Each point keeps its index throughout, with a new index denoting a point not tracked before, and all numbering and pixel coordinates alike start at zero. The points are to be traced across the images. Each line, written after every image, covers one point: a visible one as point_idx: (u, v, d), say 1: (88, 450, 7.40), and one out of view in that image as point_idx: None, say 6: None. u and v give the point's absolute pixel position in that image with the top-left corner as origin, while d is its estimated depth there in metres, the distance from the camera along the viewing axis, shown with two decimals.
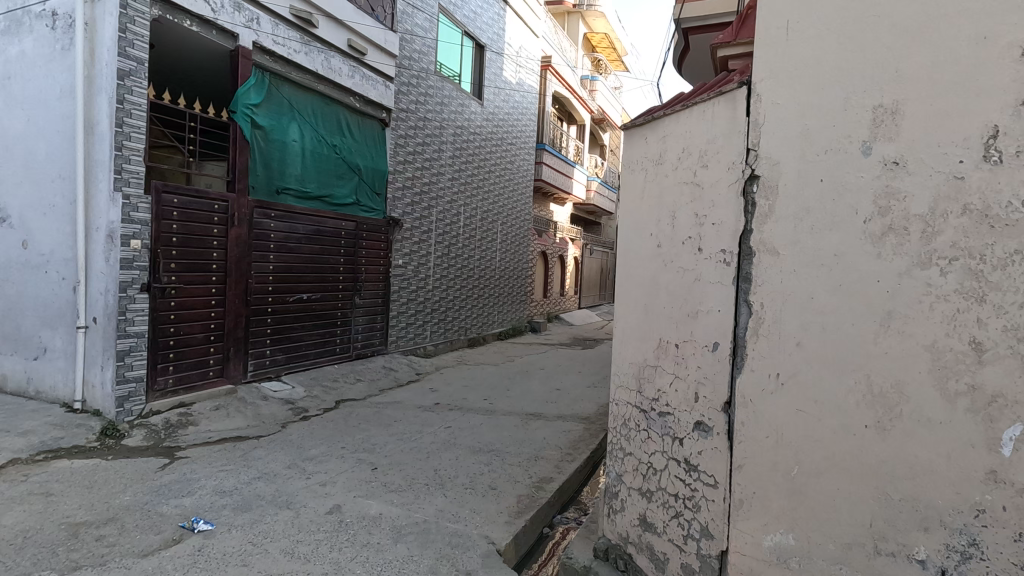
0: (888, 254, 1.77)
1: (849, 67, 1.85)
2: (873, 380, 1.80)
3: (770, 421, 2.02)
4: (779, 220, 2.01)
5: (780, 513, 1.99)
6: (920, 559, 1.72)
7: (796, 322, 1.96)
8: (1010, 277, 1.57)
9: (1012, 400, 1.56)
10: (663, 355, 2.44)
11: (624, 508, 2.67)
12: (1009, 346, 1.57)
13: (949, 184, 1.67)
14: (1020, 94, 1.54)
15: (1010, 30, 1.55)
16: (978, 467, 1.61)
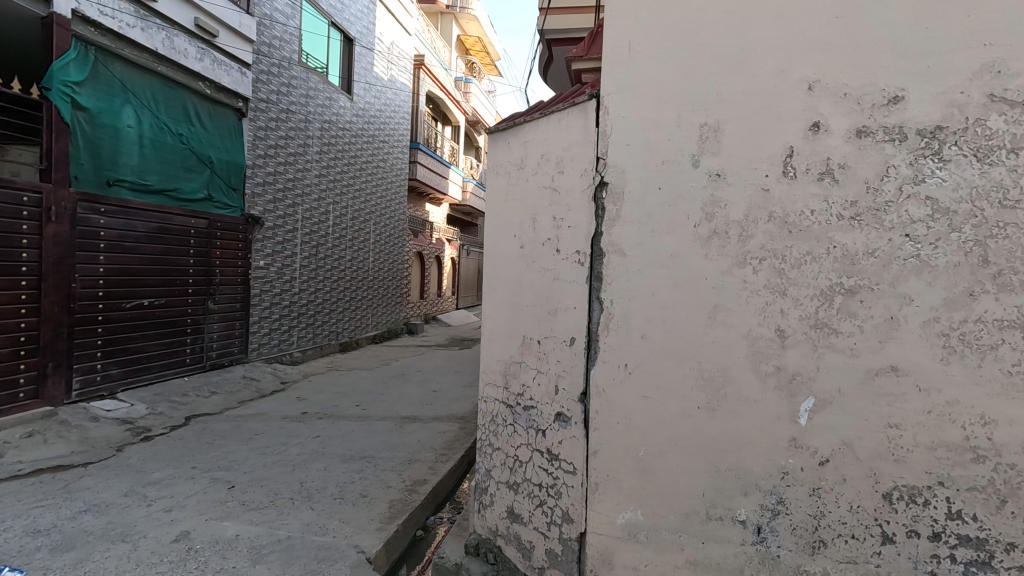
0: (714, 254, 2.03)
1: (682, 86, 2.08)
2: (704, 365, 2.04)
3: (620, 408, 2.19)
4: (625, 224, 2.18)
5: (631, 492, 2.18)
6: (741, 520, 2.02)
7: (641, 316, 2.15)
8: (804, 274, 1.93)
9: (807, 377, 1.91)
10: (527, 352, 2.52)
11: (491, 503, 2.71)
12: (804, 332, 1.93)
13: (759, 194, 1.97)
14: (808, 122, 1.90)
15: (801, 67, 1.90)
16: (783, 435, 1.94)
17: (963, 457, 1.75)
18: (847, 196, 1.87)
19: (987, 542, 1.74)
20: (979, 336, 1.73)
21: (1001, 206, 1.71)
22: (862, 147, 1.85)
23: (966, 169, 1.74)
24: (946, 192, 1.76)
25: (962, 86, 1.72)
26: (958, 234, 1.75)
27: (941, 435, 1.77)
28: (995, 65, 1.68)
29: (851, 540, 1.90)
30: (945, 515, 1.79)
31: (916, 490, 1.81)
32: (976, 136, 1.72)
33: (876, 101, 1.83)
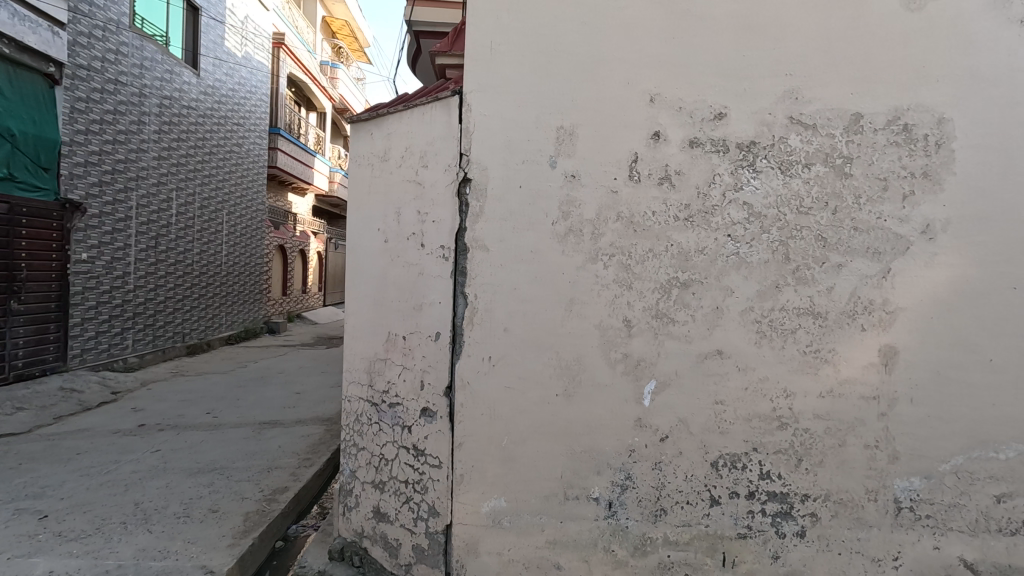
0: (570, 251, 2.16)
1: (541, 89, 2.16)
2: (561, 355, 2.18)
3: (484, 400, 2.22)
4: (489, 220, 2.20)
5: (495, 480, 2.23)
6: (595, 496, 2.20)
7: (504, 310, 2.20)
8: (646, 269, 2.16)
9: (650, 362, 2.17)
10: (392, 349, 2.42)
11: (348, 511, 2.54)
12: (646, 322, 2.17)
13: (608, 195, 2.15)
14: (649, 131, 2.13)
15: (644, 81, 2.12)
16: (631, 416, 2.18)
17: (771, 425, 2.17)
18: (682, 200, 2.14)
19: (788, 495, 2.19)
20: (782, 321, 2.15)
21: (798, 211, 2.14)
22: (694, 155, 2.13)
23: (773, 179, 2.13)
24: (758, 199, 2.14)
25: (770, 108, 2.12)
26: (768, 235, 2.14)
27: (755, 408, 2.17)
28: (794, 93, 2.11)
29: (686, 506, 2.19)
30: (758, 476, 2.19)
31: (737, 457, 2.18)
32: (780, 152, 2.13)
33: (704, 116, 2.12)
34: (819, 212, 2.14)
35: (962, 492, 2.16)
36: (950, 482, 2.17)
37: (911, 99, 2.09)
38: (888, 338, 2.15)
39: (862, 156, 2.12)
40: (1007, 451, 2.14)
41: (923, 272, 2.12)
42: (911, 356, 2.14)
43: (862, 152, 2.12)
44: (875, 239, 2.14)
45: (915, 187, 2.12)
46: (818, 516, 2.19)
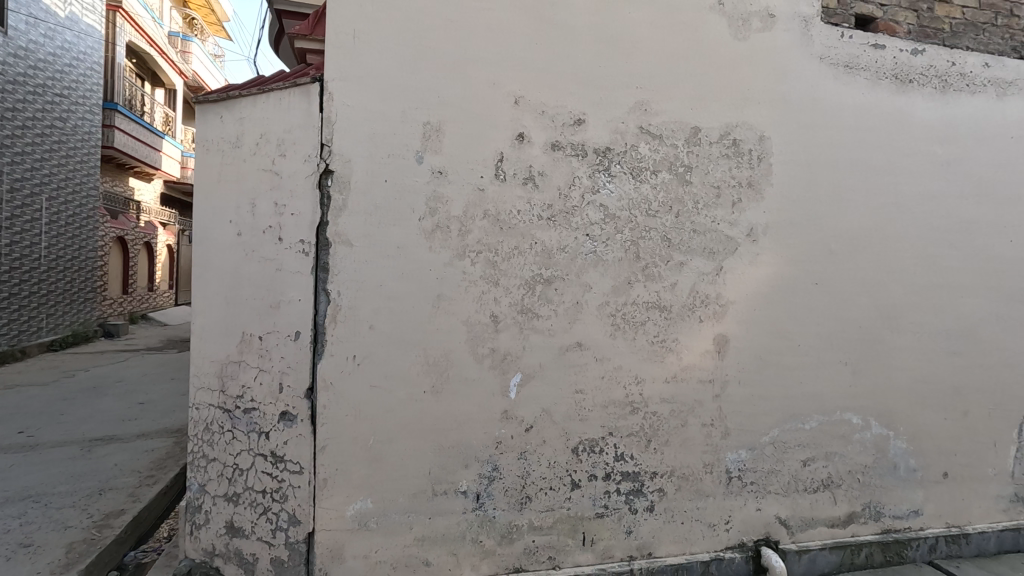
0: (437, 247, 2.17)
1: (407, 83, 2.13)
2: (429, 352, 2.18)
3: (349, 400, 2.14)
4: (353, 214, 2.12)
5: (360, 482, 2.16)
6: (463, 490, 2.23)
7: (369, 307, 2.14)
8: (512, 265, 2.23)
9: (515, 356, 2.24)
10: (247, 349, 2.16)
11: (193, 533, 2.23)
12: (512, 317, 2.24)
13: (476, 193, 2.19)
14: (514, 133, 2.20)
15: (509, 83, 2.18)
16: (497, 409, 2.24)
17: (625, 411, 2.36)
18: (544, 200, 2.24)
19: (639, 474, 2.39)
20: (634, 315, 2.35)
21: (647, 214, 2.34)
22: (555, 158, 2.24)
23: (626, 183, 2.31)
24: (613, 201, 2.30)
25: (622, 117, 2.29)
26: (621, 235, 2.32)
27: (611, 395, 2.34)
28: (644, 104, 2.30)
29: (549, 491, 2.30)
30: (613, 458, 2.36)
31: (595, 442, 2.34)
32: (631, 159, 2.31)
33: (565, 121, 2.24)
34: (664, 215, 2.36)
35: (777, 460, 2.53)
36: (768, 452, 2.52)
37: (739, 118, 2.39)
38: (721, 328, 2.43)
39: (700, 166, 2.38)
40: (810, 423, 2.55)
41: (748, 270, 2.44)
42: (740, 344, 2.45)
43: (700, 162, 2.37)
44: (710, 240, 2.40)
45: (742, 196, 2.42)
46: (665, 491, 2.42)
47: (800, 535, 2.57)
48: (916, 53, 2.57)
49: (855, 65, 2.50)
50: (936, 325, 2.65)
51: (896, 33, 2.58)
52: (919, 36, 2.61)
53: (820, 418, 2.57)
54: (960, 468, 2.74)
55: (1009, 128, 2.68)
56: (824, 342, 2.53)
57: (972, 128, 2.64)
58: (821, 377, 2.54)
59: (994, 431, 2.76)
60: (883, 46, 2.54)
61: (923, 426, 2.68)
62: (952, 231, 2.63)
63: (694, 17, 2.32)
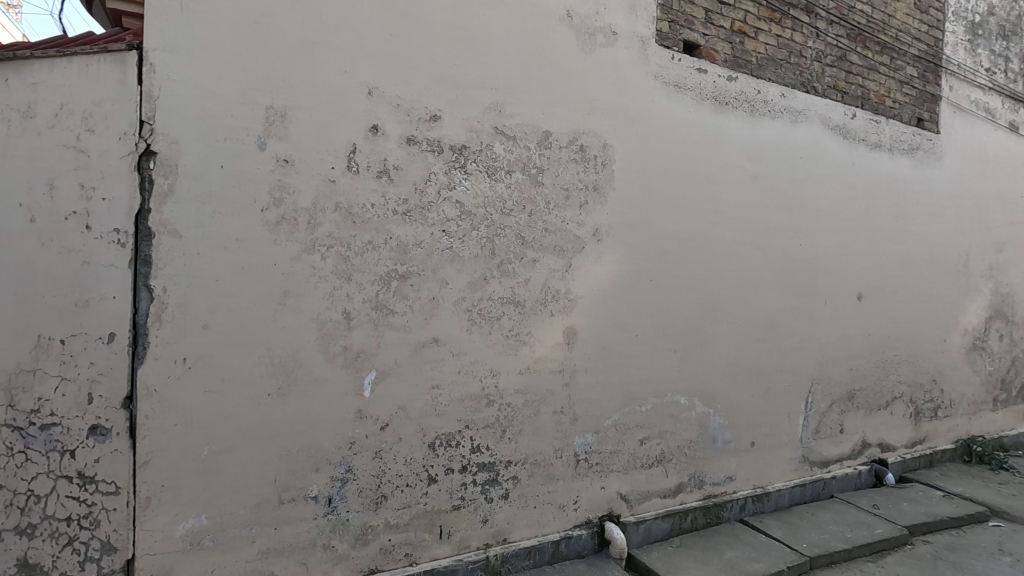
0: (282, 240, 2.03)
1: (247, 62, 1.96)
2: (273, 352, 2.04)
3: (178, 408, 1.92)
4: (181, 201, 1.90)
5: (193, 498, 1.95)
6: (313, 495, 2.13)
7: (203, 304, 1.93)
8: (365, 261, 2.17)
9: (369, 354, 2.19)
10: (44, 355, 1.77)
11: None
12: (366, 314, 2.18)
13: (325, 184, 2.09)
14: (367, 124, 2.14)
15: (361, 72, 2.11)
16: (350, 409, 2.17)
17: (481, 403, 2.42)
18: (400, 194, 2.21)
19: (495, 464, 2.46)
20: (490, 310, 2.42)
21: (502, 212, 2.42)
22: (411, 153, 2.22)
23: (481, 182, 2.36)
24: (469, 198, 2.34)
25: (478, 116, 2.34)
26: (477, 232, 2.37)
27: (467, 389, 2.39)
28: (498, 106, 2.37)
29: (405, 488, 2.29)
30: (470, 450, 2.41)
31: (451, 435, 2.37)
32: (486, 158, 2.37)
33: (420, 117, 2.22)
34: (518, 214, 2.45)
35: (619, 441, 2.77)
36: (611, 435, 2.75)
37: (586, 125, 2.57)
38: (570, 321, 2.60)
39: (551, 168, 2.51)
40: (646, 405, 2.83)
41: (593, 267, 2.63)
42: (586, 336, 2.64)
43: (551, 165, 2.51)
44: (560, 239, 2.55)
45: (589, 198, 2.60)
46: (519, 478, 2.52)
47: (638, 507, 2.85)
48: (730, 80, 2.95)
49: (683, 85, 2.81)
50: (745, 316, 3.08)
51: (715, 61, 2.93)
52: (734, 64, 2.99)
53: (654, 401, 2.86)
54: (763, 438, 3.23)
55: (799, 149, 3.20)
56: (657, 332, 2.83)
57: (772, 148, 3.10)
58: (655, 364, 2.83)
59: (788, 404, 3.29)
60: (705, 70, 2.88)
61: (735, 403, 3.11)
62: (757, 235, 3.08)
63: (545, 26, 2.44)
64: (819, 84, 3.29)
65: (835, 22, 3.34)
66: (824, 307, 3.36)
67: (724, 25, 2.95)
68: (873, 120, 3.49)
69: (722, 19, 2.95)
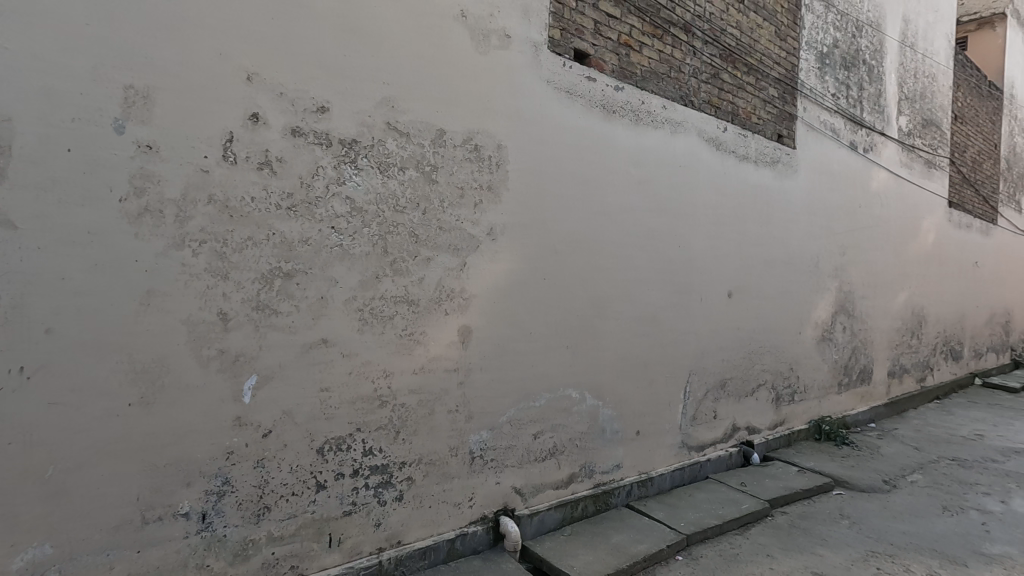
0: (145, 234, 1.85)
1: (100, 34, 1.74)
2: (135, 357, 1.84)
3: (13, 424, 1.65)
4: (16, 187, 1.64)
5: (33, 526, 1.69)
6: (184, 512, 1.95)
7: (45, 305, 1.69)
8: (244, 258, 2.03)
9: (249, 357, 2.06)
10: None
11: None
12: (245, 314, 2.04)
13: (197, 174, 1.93)
14: (246, 112, 2.00)
15: (238, 55, 1.97)
16: (228, 416, 2.02)
17: (373, 405, 2.36)
18: (283, 188, 2.09)
19: (388, 466, 2.41)
20: (382, 309, 2.36)
21: (395, 209, 2.37)
22: (296, 144, 2.11)
23: (372, 177, 2.30)
24: (360, 194, 2.27)
25: (369, 111, 2.27)
26: (368, 229, 2.31)
27: (358, 390, 2.32)
28: (391, 101, 2.32)
29: (291, 497, 2.17)
30: (361, 453, 2.34)
31: (341, 439, 2.29)
32: (378, 153, 2.31)
33: (306, 107, 2.12)
34: (412, 212, 2.42)
35: (514, 436, 2.83)
36: (506, 430, 2.80)
37: (480, 125, 2.59)
38: (465, 319, 2.61)
39: (445, 166, 2.50)
40: (540, 400, 2.92)
41: (488, 266, 2.66)
42: (481, 334, 2.66)
43: (445, 163, 2.50)
44: (455, 238, 2.55)
45: (484, 198, 2.63)
46: (413, 479, 2.49)
47: (532, 500, 2.92)
48: (617, 89, 3.12)
49: (573, 92, 2.93)
50: (631, 313, 3.27)
51: (603, 70, 3.08)
52: (620, 75, 3.16)
53: (547, 396, 2.95)
54: (648, 426, 3.45)
55: (678, 158, 3.45)
56: (550, 329, 2.92)
57: (655, 155, 3.33)
58: (548, 360, 2.93)
59: (669, 394, 3.54)
60: (594, 79, 3.02)
61: (622, 395, 3.30)
62: (642, 237, 3.28)
63: (439, 24, 2.43)
64: (695, 99, 3.57)
65: (709, 43, 3.64)
66: (700, 304, 3.66)
67: (611, 37, 3.11)
68: (741, 134, 3.85)
69: (609, 31, 3.10)
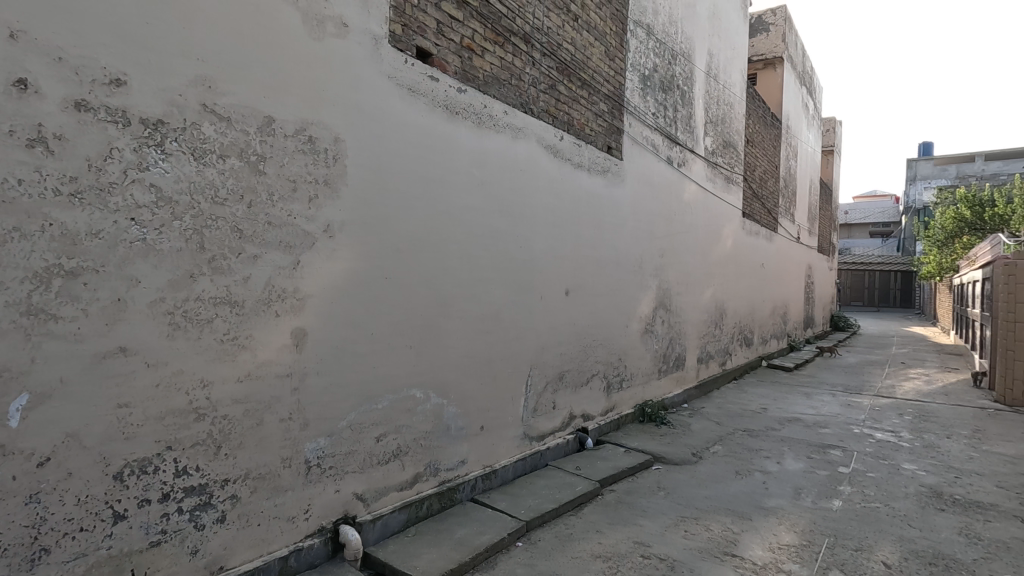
0: None
1: None
2: None
3: None
4: None
5: None
6: None
7: None
8: (8, 253, 1.68)
9: (18, 372, 1.70)
10: None
11: None
12: (12, 321, 1.69)
13: None
14: (9, 75, 1.65)
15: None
16: None
17: (187, 419, 2.11)
18: (64, 170, 1.77)
19: (206, 485, 2.17)
20: (198, 312, 2.12)
21: (213, 201, 2.14)
22: (82, 120, 1.80)
23: (184, 164, 2.05)
24: (168, 183, 2.01)
25: (179, 89, 2.02)
26: (180, 222, 2.05)
27: (168, 404, 2.05)
28: (207, 80, 2.09)
29: (78, 535, 1.84)
30: (172, 475, 2.07)
31: (146, 461, 2.00)
32: (192, 138, 2.06)
33: (96, 78, 1.82)
34: (234, 205, 2.21)
35: (354, 441, 2.72)
36: (346, 436, 2.69)
37: (314, 116, 2.45)
38: (298, 321, 2.45)
39: (274, 157, 2.32)
40: (382, 402, 2.85)
41: (324, 265, 2.53)
42: (317, 336, 2.52)
43: (274, 153, 2.32)
44: (287, 234, 2.38)
45: (319, 192, 2.49)
46: (238, 497, 2.27)
47: (374, 505, 2.84)
48: (460, 91, 3.17)
49: (416, 90, 2.90)
50: (474, 311, 3.35)
51: (446, 71, 3.10)
52: (463, 78, 3.21)
53: (390, 397, 2.89)
54: (491, 421, 3.56)
55: (519, 163, 3.61)
56: (393, 330, 2.87)
57: (497, 159, 3.44)
58: (390, 361, 2.87)
59: (511, 388, 3.69)
60: (437, 79, 3.02)
61: (466, 392, 3.35)
62: (484, 237, 3.37)
63: (266, 3, 2.25)
64: (534, 107, 3.76)
65: (547, 56, 3.85)
66: (539, 302, 3.86)
67: (454, 39, 3.14)
68: (576, 144, 4.14)
69: (452, 32, 3.13)
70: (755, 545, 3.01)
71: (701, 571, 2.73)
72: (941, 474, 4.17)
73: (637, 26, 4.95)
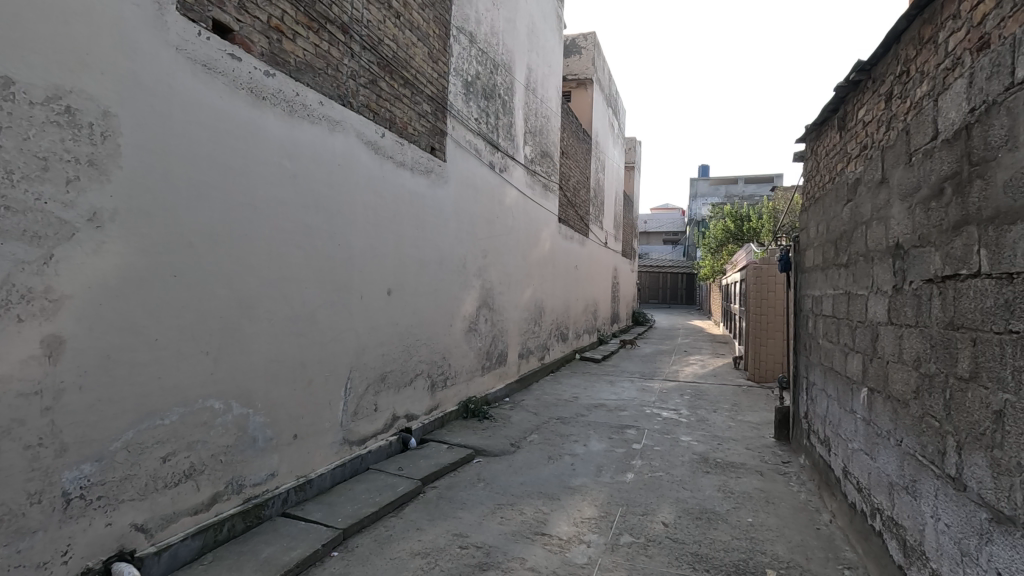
0: None
1: None
2: None
3: None
4: None
5: None
6: None
7: None
8: None
9: None
10: None
11: None
12: None
13: None
14: None
15: None
16: None
17: None
18: None
19: None
20: None
21: None
22: None
23: None
24: None
25: None
26: None
27: None
28: None
29: None
30: None
31: None
32: None
33: None
34: None
35: (131, 464, 2.35)
36: (121, 459, 2.31)
37: (73, 84, 2.07)
38: (52, 327, 2.04)
39: (13, 128, 1.91)
40: (170, 416, 2.51)
41: (90, 260, 2.15)
42: (78, 344, 2.13)
43: (13, 122, 1.91)
44: (33, 222, 1.98)
45: (81, 174, 2.11)
46: None
47: (160, 534, 2.49)
48: (267, 75, 2.93)
49: (212, 67, 2.62)
50: (284, 312, 3.13)
51: (250, 51, 2.84)
52: (271, 61, 2.98)
53: (180, 410, 2.56)
54: (305, 429, 3.35)
55: (336, 156, 3.46)
56: (183, 334, 2.55)
57: (311, 151, 3.25)
58: (179, 369, 2.54)
59: (328, 392, 3.52)
60: (239, 58, 2.76)
61: (275, 400, 3.12)
62: (296, 234, 3.17)
63: None
64: (353, 101, 3.63)
65: (367, 49, 3.75)
66: (358, 301, 3.74)
67: (259, 18, 2.90)
68: (397, 142, 4.10)
69: (257, 10, 2.88)
70: (562, 522, 3.30)
71: (513, 553, 2.90)
72: (708, 443, 5.00)
73: (460, 32, 5.08)
